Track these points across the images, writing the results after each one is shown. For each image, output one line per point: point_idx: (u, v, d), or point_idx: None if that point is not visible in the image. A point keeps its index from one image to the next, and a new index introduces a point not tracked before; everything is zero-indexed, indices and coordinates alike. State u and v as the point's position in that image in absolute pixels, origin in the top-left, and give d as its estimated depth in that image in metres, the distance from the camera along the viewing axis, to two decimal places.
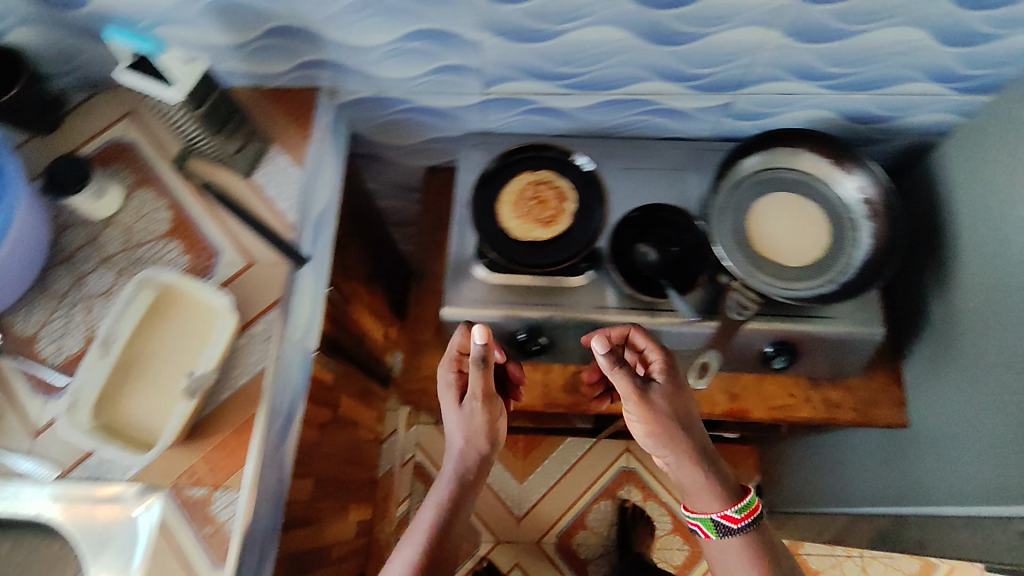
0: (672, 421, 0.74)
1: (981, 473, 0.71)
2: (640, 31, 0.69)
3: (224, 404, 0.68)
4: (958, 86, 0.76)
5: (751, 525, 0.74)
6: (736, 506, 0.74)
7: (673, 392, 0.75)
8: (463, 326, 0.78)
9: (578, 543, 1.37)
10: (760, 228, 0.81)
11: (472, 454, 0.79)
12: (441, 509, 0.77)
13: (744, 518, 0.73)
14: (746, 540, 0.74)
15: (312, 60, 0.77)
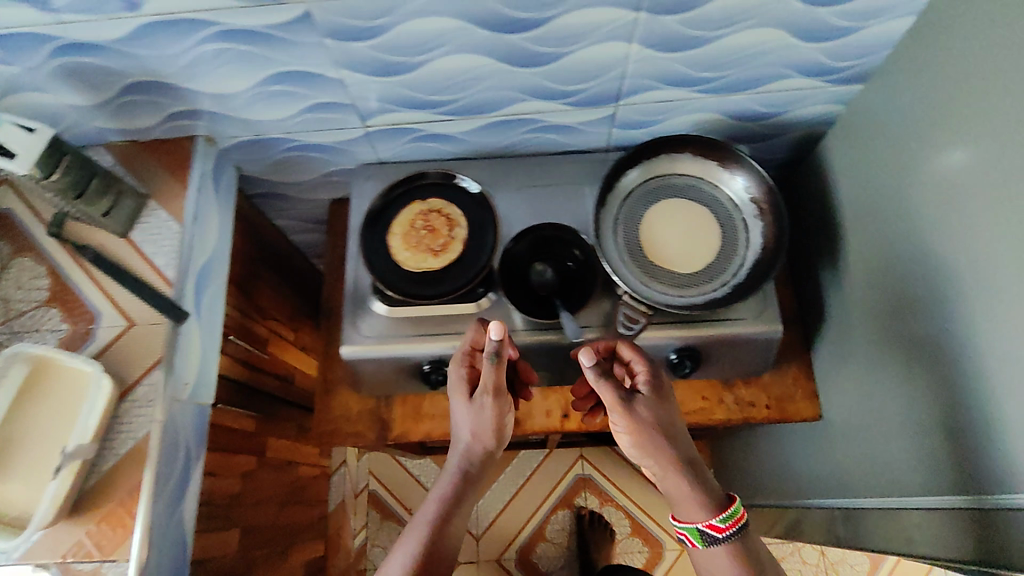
0: (655, 431, 0.67)
1: (893, 465, 0.72)
2: (500, 55, 0.68)
3: (109, 473, 0.68)
4: (832, 79, 0.76)
5: (737, 535, 0.67)
6: (721, 515, 0.66)
7: (660, 402, 0.69)
8: (477, 322, 0.76)
9: (539, 556, 1.36)
10: (653, 236, 0.80)
11: (479, 452, 0.74)
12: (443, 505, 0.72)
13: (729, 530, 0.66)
14: (734, 549, 0.66)
15: (180, 111, 0.75)
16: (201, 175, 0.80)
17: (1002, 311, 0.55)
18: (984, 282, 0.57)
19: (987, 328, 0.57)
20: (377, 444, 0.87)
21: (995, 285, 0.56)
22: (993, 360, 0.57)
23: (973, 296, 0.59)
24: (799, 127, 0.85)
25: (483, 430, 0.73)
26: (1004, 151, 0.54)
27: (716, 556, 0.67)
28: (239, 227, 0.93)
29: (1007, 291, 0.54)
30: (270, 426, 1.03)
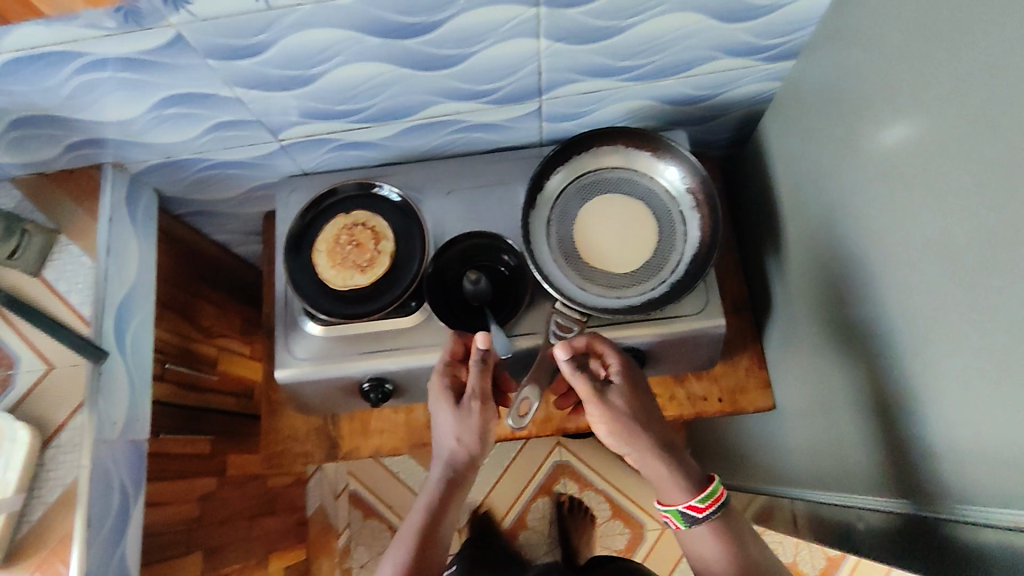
0: (631, 420, 0.66)
1: (852, 460, 0.69)
2: (402, 60, 0.64)
3: (40, 522, 0.66)
4: (762, 57, 0.71)
5: (718, 513, 0.64)
6: (700, 496, 0.64)
7: (634, 393, 0.68)
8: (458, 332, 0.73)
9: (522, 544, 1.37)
10: (587, 235, 0.76)
11: (464, 460, 0.69)
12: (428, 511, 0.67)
13: (712, 511, 0.64)
14: (719, 526, 0.64)
15: (80, 140, 0.72)
16: (113, 205, 0.76)
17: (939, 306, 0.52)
18: (927, 275, 0.54)
19: (932, 323, 0.54)
20: (327, 462, 0.85)
21: (936, 280, 0.52)
22: (935, 357, 0.54)
23: (916, 289, 0.55)
24: (739, 107, 0.81)
25: (471, 438, 0.69)
26: (942, 134, 0.50)
27: (700, 535, 0.65)
28: (170, 249, 0.90)
29: (950, 286, 0.51)
30: (231, 444, 1.02)
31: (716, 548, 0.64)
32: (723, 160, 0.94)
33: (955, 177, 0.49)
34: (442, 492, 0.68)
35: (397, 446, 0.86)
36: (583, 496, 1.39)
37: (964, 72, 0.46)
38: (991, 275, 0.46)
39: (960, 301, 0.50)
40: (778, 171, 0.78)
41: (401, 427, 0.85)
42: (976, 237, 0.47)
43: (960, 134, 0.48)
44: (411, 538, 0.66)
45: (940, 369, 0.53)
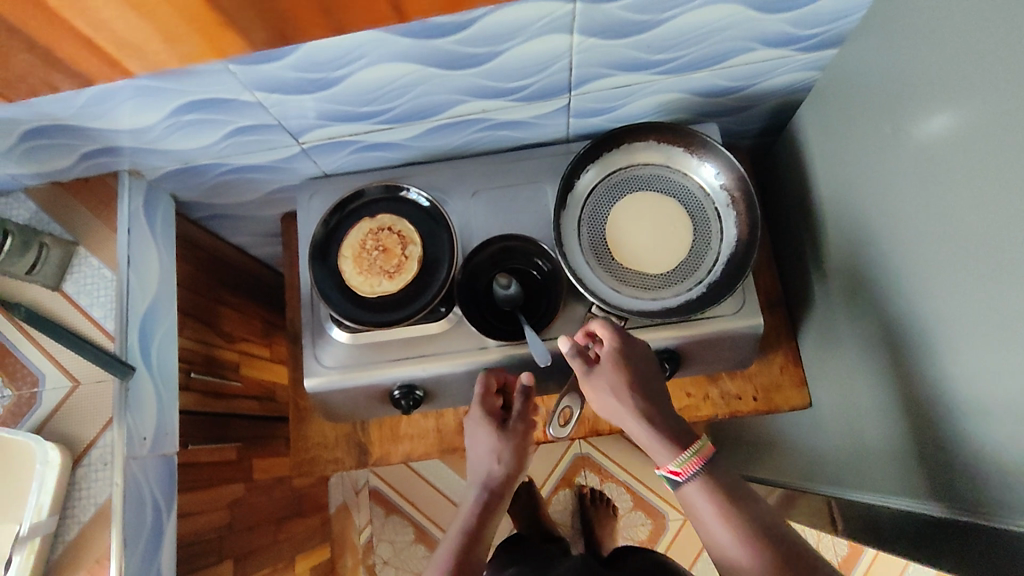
0: (625, 392, 0.65)
1: (902, 462, 0.68)
2: (429, 61, 0.62)
3: (75, 542, 0.65)
4: (800, 47, 0.69)
5: (698, 474, 0.61)
6: (678, 459, 0.62)
7: (629, 364, 0.67)
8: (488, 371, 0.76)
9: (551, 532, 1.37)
10: (620, 234, 0.74)
11: (499, 478, 0.78)
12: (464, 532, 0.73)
13: (692, 472, 0.61)
14: (704, 484, 0.60)
15: (95, 149, 0.69)
16: (131, 215, 0.74)
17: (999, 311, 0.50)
18: (982, 278, 0.52)
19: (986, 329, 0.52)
20: (358, 468, 0.84)
21: (991, 283, 0.51)
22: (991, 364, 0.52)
23: (967, 292, 0.54)
24: (773, 97, 0.78)
25: (508, 457, 0.78)
26: (996, 132, 0.47)
27: (693, 499, 0.61)
28: (189, 255, 0.88)
29: (1008, 293, 0.49)
30: (257, 448, 1.01)
31: (710, 512, 0.59)
32: (753, 150, 0.91)
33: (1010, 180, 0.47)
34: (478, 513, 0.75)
35: (427, 452, 0.85)
36: (605, 488, 1.38)
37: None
38: None
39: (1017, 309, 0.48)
40: (815, 163, 0.76)
41: (431, 433, 0.84)
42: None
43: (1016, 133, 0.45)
44: (449, 554, 0.71)
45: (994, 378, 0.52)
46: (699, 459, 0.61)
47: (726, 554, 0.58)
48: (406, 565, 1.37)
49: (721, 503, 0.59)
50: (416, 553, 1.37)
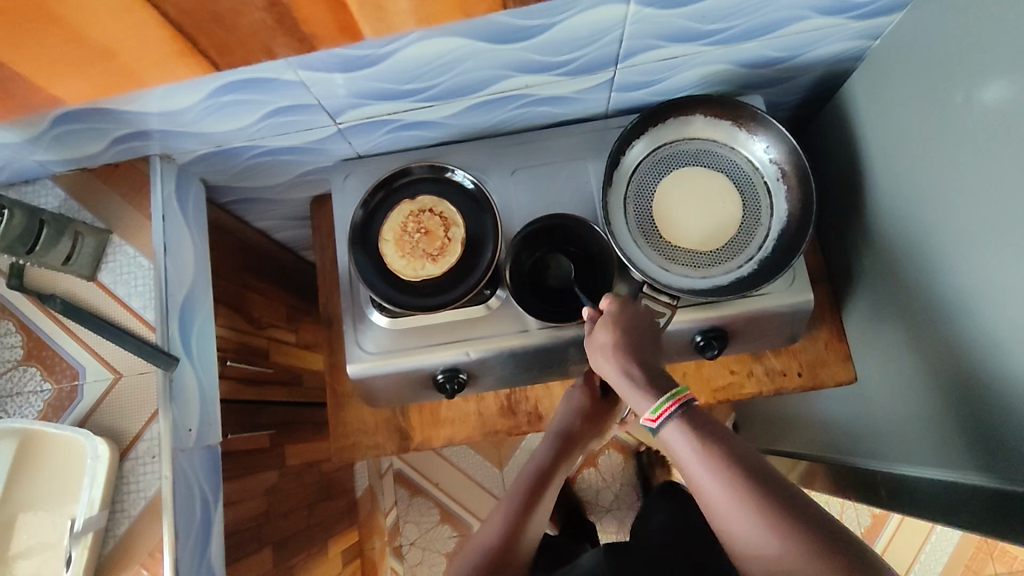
0: (615, 350, 0.60)
1: (948, 437, 0.68)
2: (478, 35, 0.59)
3: (126, 537, 0.64)
4: (856, 14, 0.66)
5: (676, 416, 0.55)
6: (654, 406, 0.56)
7: (629, 328, 0.61)
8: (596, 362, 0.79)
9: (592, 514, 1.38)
10: (668, 212, 0.72)
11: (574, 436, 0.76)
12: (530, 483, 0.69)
13: (670, 414, 0.55)
14: (683, 424, 0.54)
15: (127, 133, 0.67)
16: (164, 201, 0.71)
17: None
18: None
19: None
20: (399, 454, 0.83)
21: None
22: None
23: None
24: (820, 66, 0.76)
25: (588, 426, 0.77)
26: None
27: (675, 444, 0.54)
28: (217, 241, 0.85)
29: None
30: (288, 435, 1.00)
31: (693, 458, 0.52)
32: (790, 122, 0.89)
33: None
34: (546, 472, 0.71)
35: (468, 435, 0.84)
36: (629, 466, 1.39)
37: None
38: None
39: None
40: (863, 134, 0.74)
41: (472, 417, 0.83)
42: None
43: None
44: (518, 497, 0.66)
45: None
46: (677, 403, 0.55)
47: (713, 505, 0.51)
48: (432, 545, 1.37)
49: (702, 445, 0.52)
50: (442, 534, 1.37)
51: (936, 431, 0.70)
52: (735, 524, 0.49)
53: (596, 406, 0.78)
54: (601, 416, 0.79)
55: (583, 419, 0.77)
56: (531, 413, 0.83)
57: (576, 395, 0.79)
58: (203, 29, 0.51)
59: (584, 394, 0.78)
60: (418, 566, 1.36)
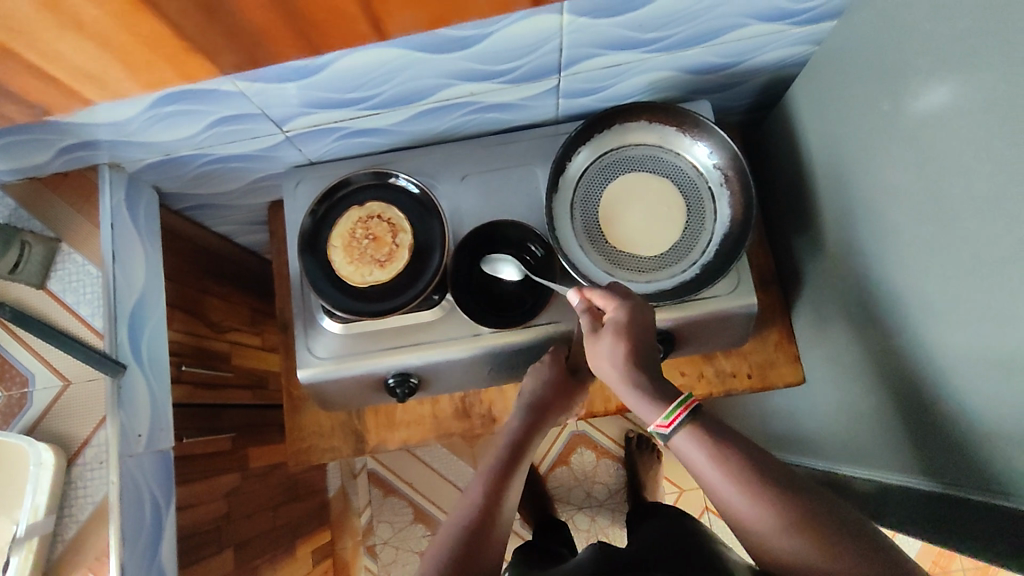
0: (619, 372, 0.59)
1: (893, 439, 0.69)
2: (414, 46, 0.60)
3: (75, 542, 0.65)
4: (792, 23, 0.67)
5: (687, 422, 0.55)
6: (665, 413, 0.55)
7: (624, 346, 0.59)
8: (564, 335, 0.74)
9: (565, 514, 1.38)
10: (613, 217, 0.73)
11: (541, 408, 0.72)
12: (495, 469, 0.66)
13: (681, 421, 0.54)
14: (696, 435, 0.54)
15: (73, 143, 0.67)
16: (114, 209, 0.72)
17: (992, 293, 0.50)
18: (972, 259, 0.52)
19: (980, 311, 0.52)
20: (355, 456, 0.84)
21: (979, 264, 0.51)
22: (985, 344, 0.52)
23: (964, 273, 0.53)
24: (764, 73, 0.77)
25: (558, 400, 0.74)
26: (992, 104, 0.46)
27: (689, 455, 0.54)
28: (172, 246, 0.86)
29: (1003, 275, 0.48)
30: (251, 437, 1.01)
31: (713, 468, 0.52)
32: (741, 126, 0.90)
33: (1007, 160, 0.46)
34: (509, 455, 0.68)
35: (423, 437, 0.85)
36: (600, 464, 1.41)
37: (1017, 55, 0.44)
38: None
39: (1013, 290, 0.48)
40: (807, 139, 0.75)
41: (427, 419, 0.84)
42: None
43: (1013, 110, 0.45)
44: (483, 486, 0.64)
45: (988, 359, 0.52)
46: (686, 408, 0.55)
47: (729, 504, 0.52)
48: (405, 543, 1.38)
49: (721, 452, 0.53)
50: (414, 533, 1.38)
51: (881, 430, 0.71)
52: (753, 523, 0.51)
53: (566, 379, 0.74)
54: (572, 389, 0.75)
55: (555, 393, 0.73)
56: (485, 415, 0.84)
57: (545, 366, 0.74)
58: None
59: (552, 367, 0.73)
60: (391, 565, 1.37)
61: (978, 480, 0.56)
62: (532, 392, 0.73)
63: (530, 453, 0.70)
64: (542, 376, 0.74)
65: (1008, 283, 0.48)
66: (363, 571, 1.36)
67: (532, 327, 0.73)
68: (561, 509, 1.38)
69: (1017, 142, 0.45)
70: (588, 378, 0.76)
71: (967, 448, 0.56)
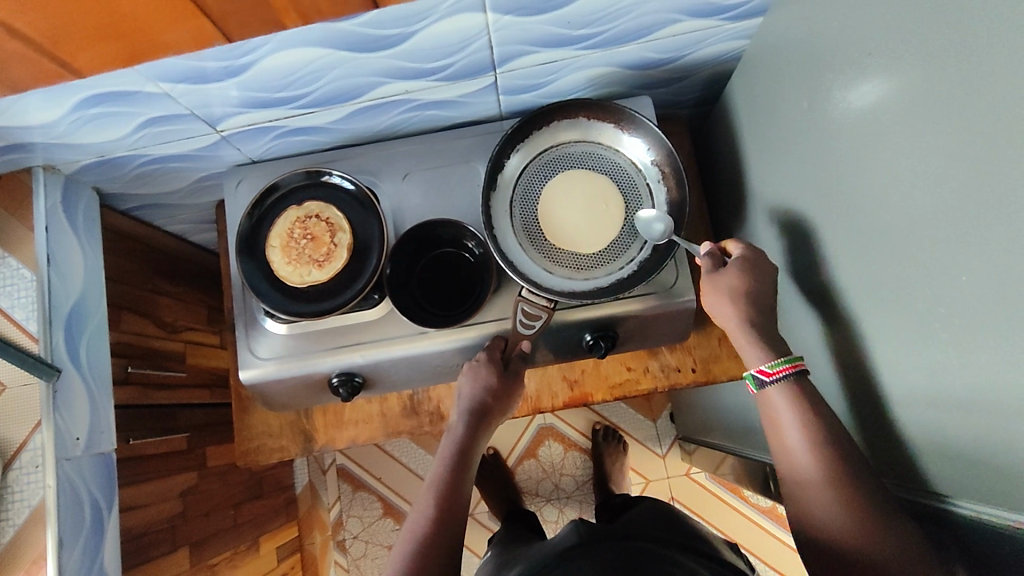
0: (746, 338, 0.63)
1: None
2: (335, 44, 0.59)
3: (12, 543, 0.66)
4: (725, 19, 0.67)
5: (793, 380, 0.59)
6: (771, 360, 0.60)
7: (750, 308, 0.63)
8: (496, 337, 0.73)
9: (535, 506, 1.39)
10: (552, 215, 0.73)
11: (482, 410, 0.73)
12: (442, 480, 0.69)
13: (782, 376, 0.59)
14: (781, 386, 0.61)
15: (2, 147, 0.67)
16: (48, 212, 0.72)
17: (889, 294, 0.51)
18: (873, 259, 0.52)
19: (880, 309, 0.52)
20: (303, 456, 0.85)
21: (879, 264, 0.51)
22: (886, 343, 0.52)
23: (866, 272, 0.53)
24: (704, 68, 0.77)
25: (498, 400, 0.73)
26: (890, 104, 0.46)
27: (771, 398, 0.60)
28: (118, 248, 0.86)
29: (897, 274, 0.49)
30: (209, 436, 1.01)
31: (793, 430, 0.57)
32: (690, 120, 0.90)
33: (901, 160, 0.46)
34: (454, 463, 0.71)
35: (372, 435, 0.85)
36: (568, 456, 1.41)
37: (910, 55, 0.44)
38: (933, 264, 0.44)
39: (906, 290, 0.48)
40: (745, 135, 0.75)
41: (375, 418, 0.85)
42: (919, 224, 0.45)
43: (906, 109, 0.45)
44: (432, 501, 0.67)
45: (887, 355, 0.52)
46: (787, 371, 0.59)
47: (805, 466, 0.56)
48: (375, 538, 1.38)
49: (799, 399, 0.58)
50: (384, 527, 1.39)
51: None
52: (821, 488, 0.54)
53: (503, 379, 0.73)
54: (511, 386, 0.74)
55: (493, 395, 0.72)
56: (433, 413, 0.85)
57: (481, 369, 0.72)
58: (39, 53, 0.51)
59: (489, 371, 0.72)
60: (361, 559, 1.38)
61: (889, 474, 0.57)
62: (470, 397, 0.72)
63: (476, 456, 0.73)
64: (479, 379, 0.72)
65: (900, 281, 0.48)
66: (333, 565, 1.37)
67: (473, 325, 0.73)
68: (529, 502, 1.39)
69: (909, 142, 0.45)
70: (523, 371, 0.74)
71: (880, 447, 0.57)
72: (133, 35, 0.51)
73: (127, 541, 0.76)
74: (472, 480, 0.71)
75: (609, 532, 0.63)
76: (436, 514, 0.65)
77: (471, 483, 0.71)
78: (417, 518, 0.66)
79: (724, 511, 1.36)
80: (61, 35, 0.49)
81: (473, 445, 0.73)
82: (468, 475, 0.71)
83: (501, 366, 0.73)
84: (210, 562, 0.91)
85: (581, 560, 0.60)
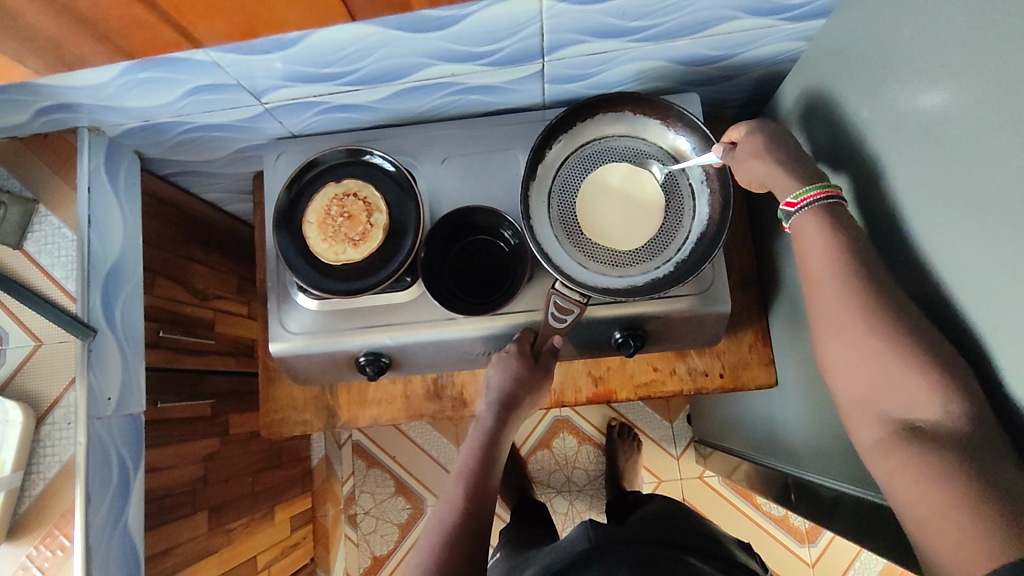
0: None
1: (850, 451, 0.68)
2: (387, 24, 0.59)
3: (43, 495, 0.69)
4: (784, 18, 0.65)
5: (818, 206, 0.55)
6: (796, 193, 0.56)
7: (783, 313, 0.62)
8: (524, 329, 0.73)
9: (547, 496, 1.39)
10: (591, 207, 0.72)
11: (509, 404, 0.72)
12: (468, 473, 0.69)
13: (809, 203, 0.55)
14: (821, 225, 0.54)
15: (50, 105, 0.67)
16: (91, 172, 0.73)
17: (938, 315, 0.49)
18: (926, 277, 0.50)
19: None
20: (325, 430, 0.86)
21: (932, 283, 0.49)
22: None
23: (916, 286, 0.51)
24: (757, 67, 0.75)
25: (527, 393, 0.72)
26: (955, 118, 0.44)
27: (818, 267, 0.53)
28: (156, 213, 0.86)
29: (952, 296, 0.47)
30: (233, 404, 1.02)
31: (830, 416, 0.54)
32: (737, 120, 0.88)
33: (964, 174, 0.44)
34: (481, 456, 0.71)
35: (393, 416, 0.86)
36: (581, 449, 1.41)
37: (983, 70, 0.42)
38: (990, 289, 0.43)
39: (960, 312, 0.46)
40: None
41: (398, 399, 0.85)
42: (980, 245, 0.43)
43: (975, 119, 0.43)
44: (461, 495, 0.67)
45: None
46: (818, 196, 0.55)
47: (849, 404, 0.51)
48: (386, 515, 1.40)
49: (847, 307, 0.50)
50: (395, 505, 1.40)
51: None
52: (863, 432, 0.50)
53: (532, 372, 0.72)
54: (541, 381, 0.73)
55: (523, 387, 0.72)
56: (456, 398, 0.85)
57: (510, 361, 0.72)
58: (97, 35, 0.51)
59: (520, 362, 0.71)
60: (371, 534, 1.39)
61: None
62: (499, 388, 0.72)
63: (503, 446, 0.73)
64: (508, 372, 0.71)
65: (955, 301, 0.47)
66: (343, 539, 1.39)
67: (503, 313, 0.72)
68: (540, 492, 1.39)
69: (974, 159, 0.43)
70: (553, 364, 0.73)
71: None
72: (254, 13, 0.50)
73: (150, 502, 0.77)
74: (499, 469, 0.72)
75: (622, 535, 0.64)
76: (465, 507, 0.65)
77: (497, 476, 0.71)
78: (444, 510, 0.66)
79: (735, 516, 1.35)
80: (121, 16, 0.49)
81: (499, 439, 0.72)
82: (494, 468, 0.71)
83: (530, 359, 0.72)
84: (227, 527, 0.93)
85: (591, 567, 0.60)
